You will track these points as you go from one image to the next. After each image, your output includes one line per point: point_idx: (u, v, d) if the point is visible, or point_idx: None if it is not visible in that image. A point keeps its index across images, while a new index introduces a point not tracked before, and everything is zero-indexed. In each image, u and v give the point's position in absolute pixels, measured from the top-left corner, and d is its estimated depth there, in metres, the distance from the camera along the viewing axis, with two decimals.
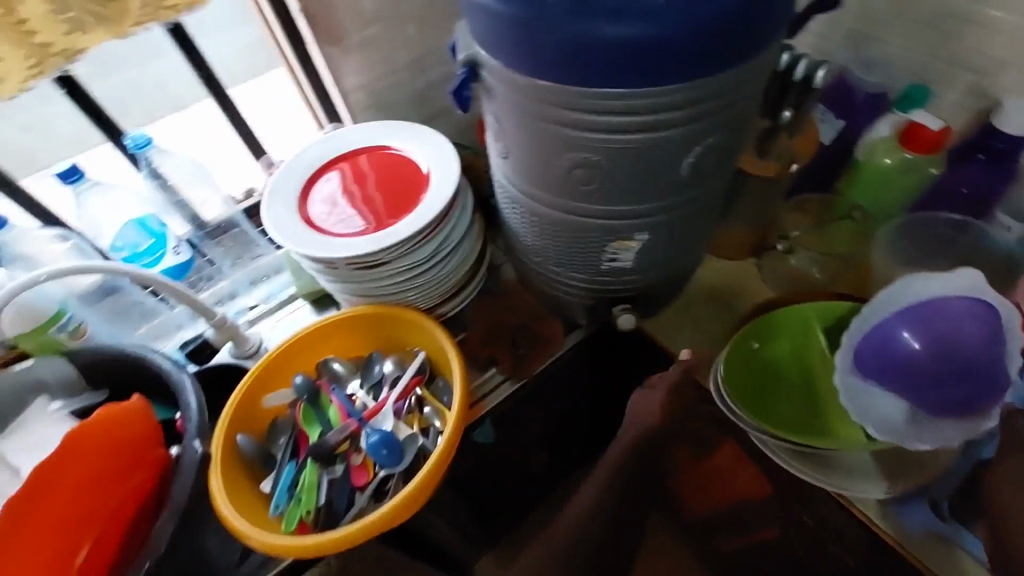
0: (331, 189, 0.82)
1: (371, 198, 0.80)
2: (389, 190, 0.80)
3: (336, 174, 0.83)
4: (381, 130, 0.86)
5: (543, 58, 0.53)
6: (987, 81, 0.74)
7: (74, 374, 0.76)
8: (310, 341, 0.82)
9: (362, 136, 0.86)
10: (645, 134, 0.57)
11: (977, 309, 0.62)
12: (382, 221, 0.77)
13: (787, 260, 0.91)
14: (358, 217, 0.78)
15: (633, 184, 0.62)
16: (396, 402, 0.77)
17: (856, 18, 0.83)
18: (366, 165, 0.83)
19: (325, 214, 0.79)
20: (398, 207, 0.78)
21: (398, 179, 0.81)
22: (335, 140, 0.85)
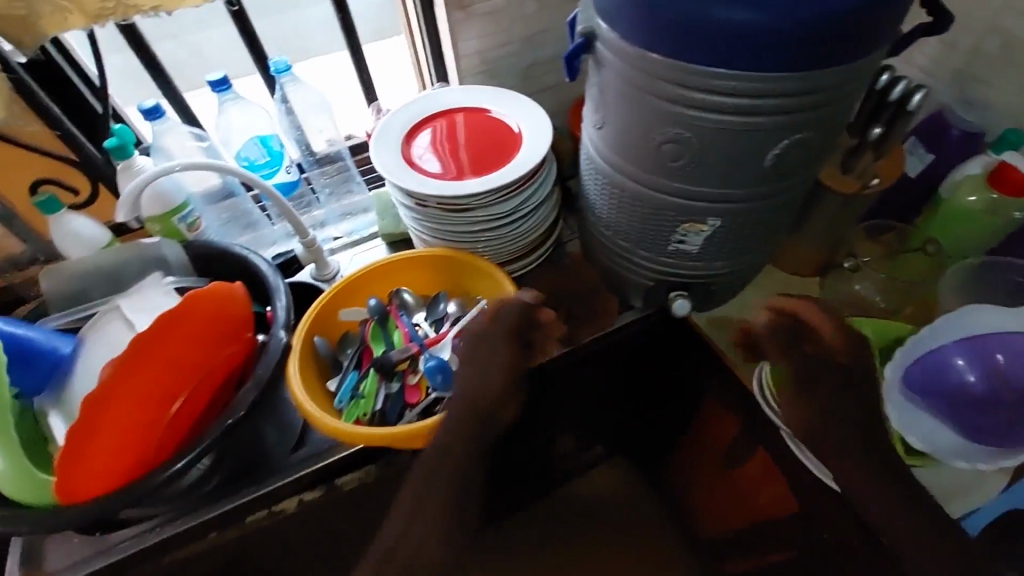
0: (432, 137, 0.90)
1: (466, 150, 0.87)
2: (483, 146, 0.87)
3: (437, 126, 0.91)
4: (484, 94, 0.93)
5: (658, 33, 0.59)
6: None
7: (185, 260, 0.88)
8: (387, 269, 0.90)
9: (467, 96, 0.93)
10: (740, 117, 0.61)
11: None
12: (474, 171, 0.84)
13: (852, 280, 0.92)
14: (453, 165, 0.85)
15: (717, 168, 0.67)
16: (455, 337, 0.84)
17: (962, 57, 0.84)
18: (466, 122, 0.91)
19: (423, 157, 0.87)
20: (489, 162, 0.85)
21: (494, 137, 0.88)
22: (442, 96, 0.93)
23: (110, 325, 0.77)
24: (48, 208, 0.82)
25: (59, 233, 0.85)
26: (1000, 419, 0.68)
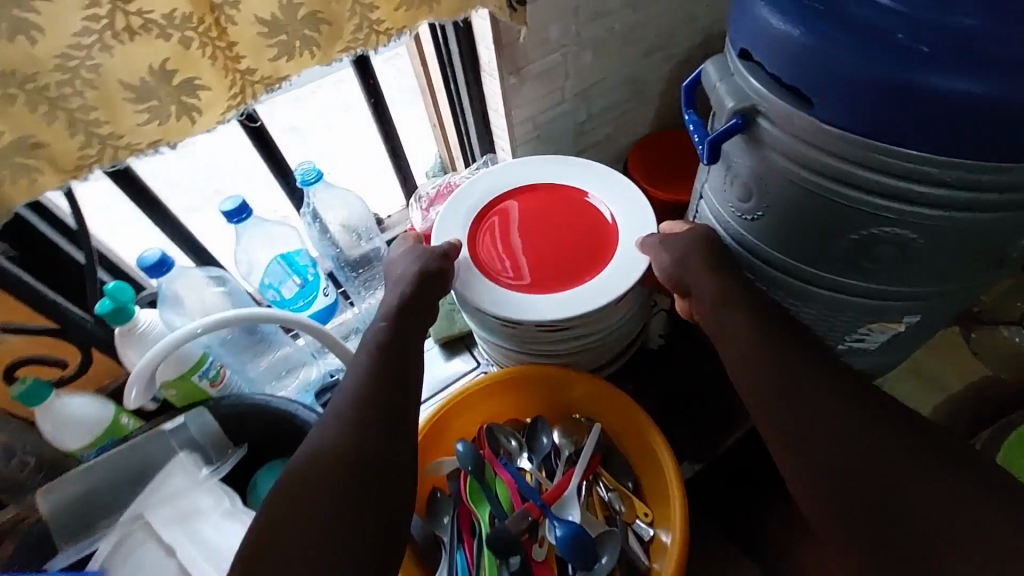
0: (504, 229, 0.72)
1: (551, 246, 0.70)
2: (572, 240, 0.70)
3: (507, 212, 0.73)
4: (558, 163, 0.75)
5: (860, 112, 0.43)
6: None
7: (217, 429, 0.70)
8: (468, 402, 0.73)
9: (535, 167, 0.75)
10: (991, 214, 0.45)
11: None
12: (568, 277, 0.67)
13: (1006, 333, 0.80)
14: (539, 268, 0.68)
15: (935, 268, 0.51)
16: (577, 483, 0.67)
17: None
18: (542, 204, 0.73)
19: (500, 262, 0.69)
20: (584, 262, 0.68)
21: (582, 228, 0.71)
22: (506, 173, 0.75)
23: (142, 550, 0.62)
24: (35, 398, 0.62)
25: (52, 424, 0.65)
26: None
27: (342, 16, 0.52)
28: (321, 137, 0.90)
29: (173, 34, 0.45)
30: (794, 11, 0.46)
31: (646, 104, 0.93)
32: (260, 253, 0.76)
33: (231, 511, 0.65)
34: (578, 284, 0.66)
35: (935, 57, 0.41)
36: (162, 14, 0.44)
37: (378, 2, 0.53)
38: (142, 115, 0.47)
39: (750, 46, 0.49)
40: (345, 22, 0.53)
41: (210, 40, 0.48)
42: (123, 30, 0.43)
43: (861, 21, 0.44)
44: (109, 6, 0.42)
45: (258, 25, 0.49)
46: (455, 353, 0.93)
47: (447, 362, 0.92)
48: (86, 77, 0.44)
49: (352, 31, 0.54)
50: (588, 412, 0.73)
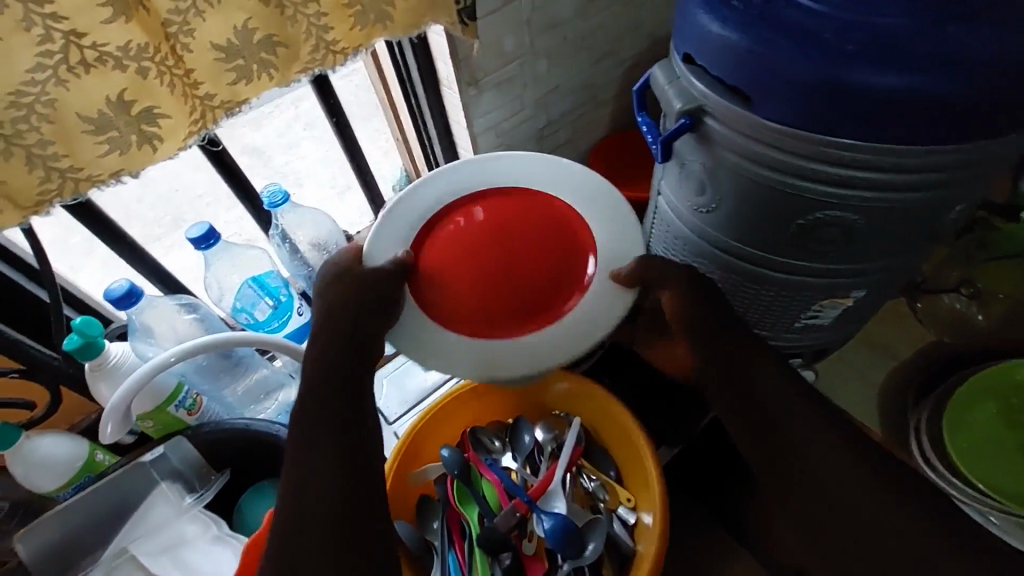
0: (462, 243, 0.59)
1: (524, 261, 0.60)
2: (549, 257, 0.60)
3: (466, 220, 0.60)
4: (527, 167, 0.62)
5: (795, 107, 0.47)
6: None
7: (196, 456, 0.69)
8: (450, 409, 0.74)
9: (499, 170, 0.62)
10: (919, 193, 0.50)
11: None
12: (545, 309, 0.61)
13: (944, 300, 0.85)
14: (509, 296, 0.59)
15: (874, 245, 0.55)
16: (562, 477, 0.69)
17: None
18: (507, 208, 0.60)
19: (463, 291, 0.59)
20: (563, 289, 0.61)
21: (558, 235, 0.61)
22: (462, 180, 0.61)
23: None
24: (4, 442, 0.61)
25: (22, 466, 0.63)
26: None
27: (298, 37, 0.53)
28: (283, 159, 0.92)
29: (128, 65, 0.45)
30: (732, 17, 0.49)
31: (602, 107, 0.96)
32: (231, 277, 0.76)
33: (219, 536, 0.66)
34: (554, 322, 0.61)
35: (859, 54, 0.45)
36: (117, 46, 0.44)
37: (332, 22, 0.54)
38: (102, 146, 0.47)
39: (693, 52, 0.52)
40: (301, 44, 0.54)
41: (167, 68, 0.48)
42: (77, 63, 0.43)
43: (792, 23, 0.48)
44: (62, 41, 0.42)
45: (214, 51, 0.49)
46: None
47: (427, 372, 0.93)
48: (41, 111, 0.43)
49: (309, 52, 0.55)
50: (567, 408, 0.75)
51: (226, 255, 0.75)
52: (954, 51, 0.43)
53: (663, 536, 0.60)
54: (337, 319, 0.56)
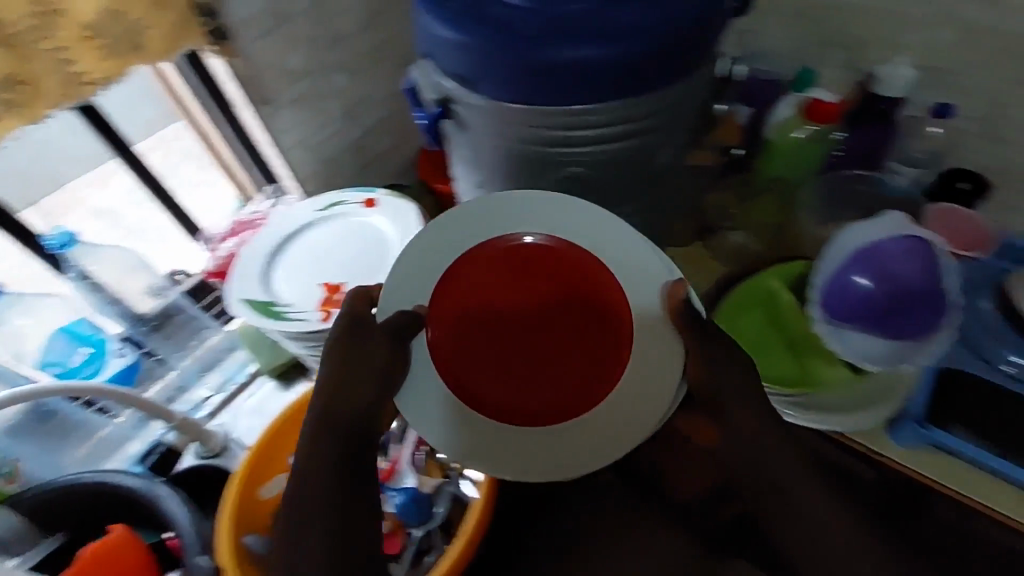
0: (473, 306, 0.68)
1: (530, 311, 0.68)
2: (572, 331, 0.69)
3: (489, 272, 0.67)
4: (570, 218, 0.66)
5: (515, 85, 0.57)
6: (857, 57, 0.86)
7: (18, 522, 0.66)
8: (298, 418, 0.75)
9: (533, 223, 0.66)
10: (626, 141, 0.62)
11: (908, 246, 0.69)
12: (551, 387, 0.68)
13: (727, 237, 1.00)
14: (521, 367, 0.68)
15: (610, 186, 0.69)
16: (411, 456, 0.74)
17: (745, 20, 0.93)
18: (531, 271, 0.68)
19: (473, 354, 0.68)
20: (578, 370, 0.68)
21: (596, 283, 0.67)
22: (478, 216, 0.65)
23: None
24: None
25: None
26: (915, 310, 0.69)
27: (39, 73, 0.54)
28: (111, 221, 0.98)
29: None
30: (453, 17, 0.57)
31: None
32: (36, 331, 0.77)
33: None
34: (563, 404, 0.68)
35: (551, 37, 0.54)
36: None
37: (74, 56, 0.55)
38: None
39: (431, 52, 0.60)
40: (43, 79, 0.54)
41: None
42: None
43: (496, 15, 0.56)
44: None
45: None
46: (294, 382, 0.90)
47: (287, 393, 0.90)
48: None
49: (55, 86, 0.55)
50: None
51: (26, 312, 0.76)
52: (618, 30, 0.54)
53: (494, 486, 0.68)
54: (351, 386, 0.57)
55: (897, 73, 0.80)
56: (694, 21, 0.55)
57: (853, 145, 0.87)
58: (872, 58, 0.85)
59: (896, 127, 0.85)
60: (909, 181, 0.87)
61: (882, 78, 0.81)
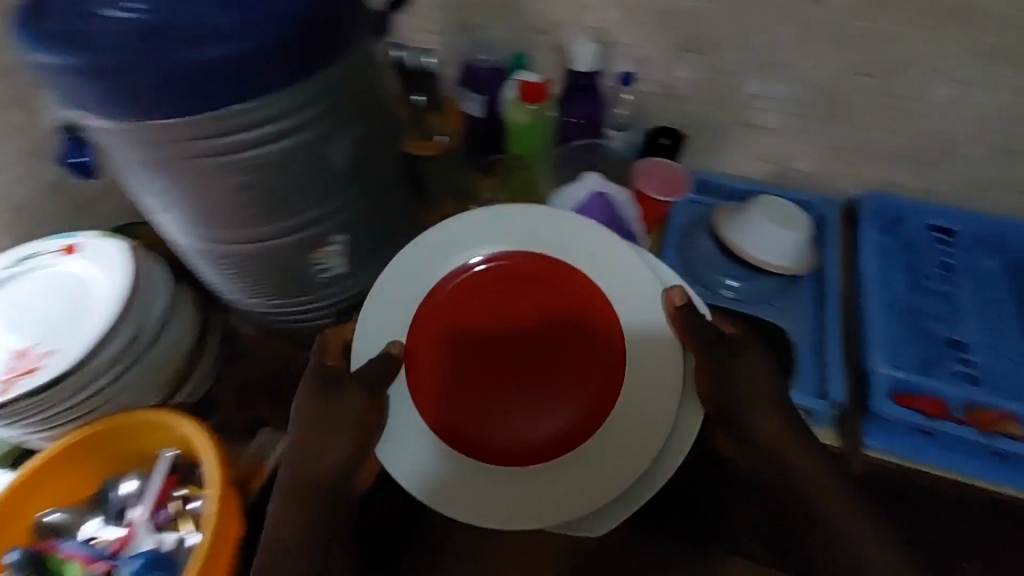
0: (468, 325, 0.71)
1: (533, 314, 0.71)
2: (553, 345, 0.71)
3: (466, 296, 0.70)
4: (541, 232, 0.69)
5: (139, 97, 0.52)
6: (556, 37, 0.93)
7: None
8: (6, 508, 0.69)
9: (483, 245, 0.70)
10: (289, 138, 0.59)
11: (600, 204, 0.79)
12: (535, 404, 0.72)
13: None
14: (497, 389, 0.72)
15: (301, 191, 0.64)
16: (150, 517, 0.69)
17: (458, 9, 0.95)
18: (502, 288, 0.71)
19: (454, 377, 0.71)
20: (593, 381, 0.71)
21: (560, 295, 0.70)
22: (419, 253, 0.68)
23: None
24: None
25: None
26: None
27: None
28: None
29: None
30: (50, 38, 0.51)
31: None
32: None
33: None
34: (551, 419, 0.71)
35: (166, 40, 0.50)
36: None
37: None
38: None
39: (40, 81, 0.55)
40: None
41: None
42: None
43: (95, 37, 0.50)
44: None
45: None
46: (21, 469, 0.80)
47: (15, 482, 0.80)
48: None
49: None
50: (156, 446, 0.73)
51: None
52: (239, 21, 0.51)
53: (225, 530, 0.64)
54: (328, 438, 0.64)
55: (586, 50, 0.89)
56: (316, 10, 0.54)
57: (573, 118, 0.96)
58: (567, 35, 0.92)
59: (602, 97, 0.95)
60: (620, 142, 0.98)
61: (574, 57, 0.90)
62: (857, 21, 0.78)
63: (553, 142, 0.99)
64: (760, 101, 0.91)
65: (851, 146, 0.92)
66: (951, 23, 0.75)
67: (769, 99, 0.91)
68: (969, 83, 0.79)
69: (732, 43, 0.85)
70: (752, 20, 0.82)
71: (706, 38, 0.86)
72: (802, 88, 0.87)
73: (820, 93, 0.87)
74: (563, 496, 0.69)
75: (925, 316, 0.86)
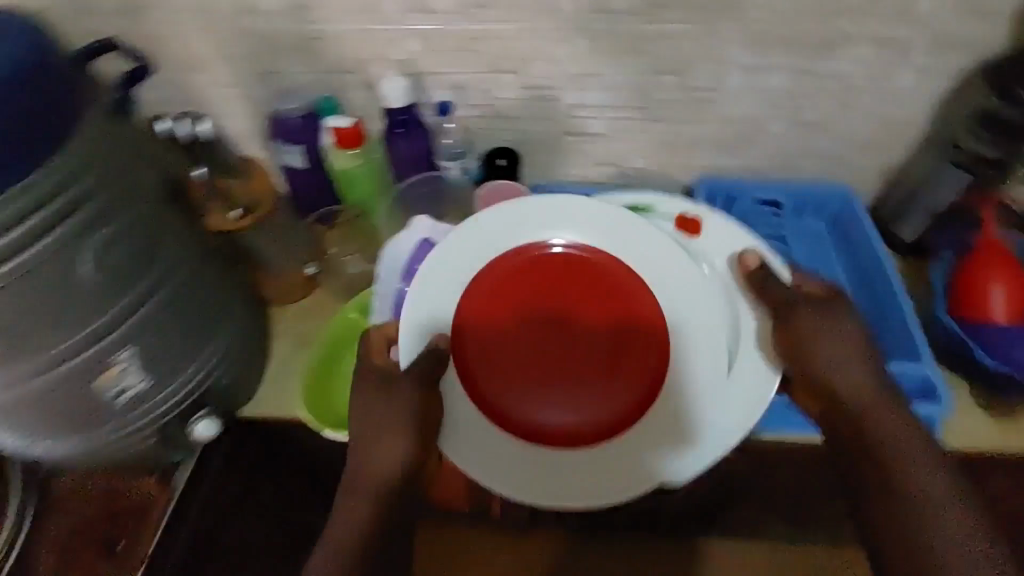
0: (515, 309, 0.74)
1: (568, 313, 0.74)
2: (585, 341, 0.75)
3: (513, 277, 0.73)
4: (574, 214, 0.73)
5: None
6: (365, 75, 0.87)
7: None
8: None
9: (563, 229, 0.73)
10: (18, 259, 0.54)
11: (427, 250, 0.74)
12: (578, 391, 0.74)
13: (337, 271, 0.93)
14: (541, 377, 0.74)
15: (54, 313, 0.58)
16: None
17: (252, 61, 0.86)
18: (531, 281, 0.74)
19: (501, 363, 0.74)
20: (636, 361, 0.74)
21: (606, 291, 0.74)
22: (494, 227, 0.72)
23: None
24: None
25: None
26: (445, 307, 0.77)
27: None
28: None
29: None
30: None
31: None
32: None
33: None
34: (604, 401, 0.74)
35: None
36: None
37: None
38: None
39: None
40: None
41: None
42: None
43: None
44: None
45: None
46: None
47: None
48: None
49: None
50: None
51: None
52: None
53: None
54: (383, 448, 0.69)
55: (395, 86, 0.83)
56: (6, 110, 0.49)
57: (402, 155, 0.91)
58: (375, 72, 0.87)
59: (427, 128, 0.90)
60: (462, 172, 0.94)
61: (386, 96, 0.84)
62: (647, 24, 0.79)
63: (387, 178, 0.94)
64: (583, 110, 0.92)
65: (677, 139, 0.95)
66: (726, 17, 0.78)
67: (591, 106, 0.91)
68: (758, 69, 0.83)
69: (541, 60, 0.84)
70: (551, 34, 0.81)
71: (514, 57, 0.84)
72: (619, 92, 0.88)
73: (635, 95, 0.89)
74: (626, 477, 0.73)
75: None
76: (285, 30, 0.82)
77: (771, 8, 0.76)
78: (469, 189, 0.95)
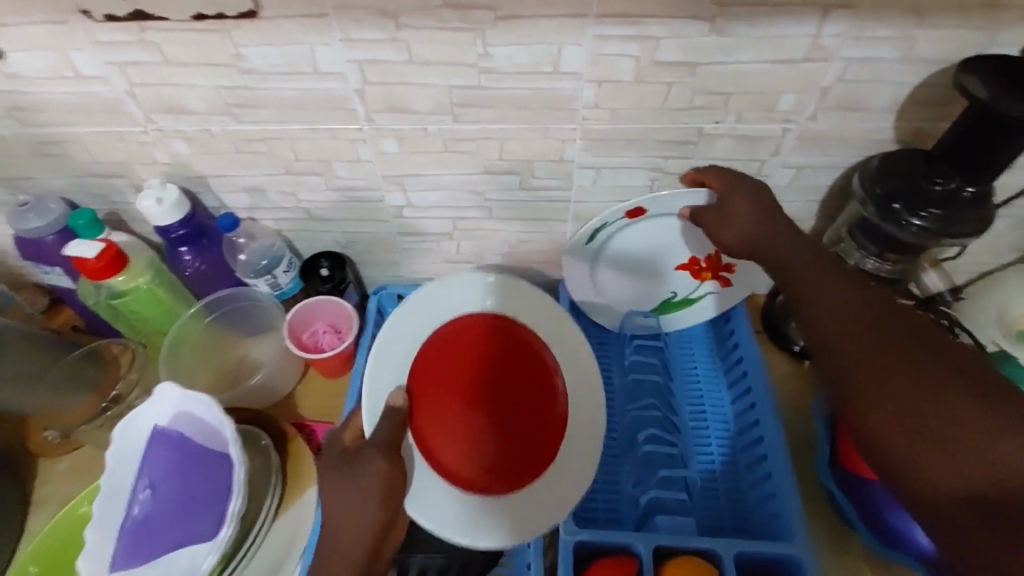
0: (468, 358, 0.67)
1: (505, 379, 0.68)
2: (513, 403, 0.67)
3: (507, 339, 0.68)
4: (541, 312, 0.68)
5: None
6: (131, 181, 0.71)
7: None
8: None
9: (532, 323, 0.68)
10: None
11: (177, 430, 0.59)
12: (489, 437, 0.66)
13: (101, 422, 0.74)
14: (465, 417, 0.65)
15: None
16: None
17: None
18: (502, 340, 0.68)
19: (433, 396, 0.65)
20: (522, 443, 0.66)
21: (534, 391, 0.68)
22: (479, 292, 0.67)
23: None
24: None
25: None
26: (187, 514, 0.56)
27: None
28: None
29: None
30: None
31: None
32: None
33: None
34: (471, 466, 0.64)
35: None
36: None
37: None
38: None
39: None
40: None
41: None
42: None
43: None
44: None
45: None
46: None
47: None
48: None
49: None
50: None
51: None
52: None
53: None
54: (351, 512, 0.53)
55: (155, 199, 0.66)
56: None
57: (186, 269, 0.76)
58: (143, 176, 0.70)
59: (217, 238, 0.75)
60: (273, 289, 0.78)
61: (146, 213, 0.67)
62: (460, 123, 0.63)
63: (185, 294, 0.79)
64: (414, 211, 0.75)
65: (534, 241, 0.80)
66: (557, 117, 0.62)
67: (420, 207, 0.74)
68: (610, 169, 0.68)
69: (341, 162, 0.68)
70: (344, 135, 0.65)
71: (310, 158, 0.68)
72: (449, 194, 0.72)
73: (469, 195, 0.73)
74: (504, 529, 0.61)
75: (627, 421, 0.74)
76: (11, 133, 0.65)
77: (608, 108, 0.61)
78: (277, 306, 0.80)
